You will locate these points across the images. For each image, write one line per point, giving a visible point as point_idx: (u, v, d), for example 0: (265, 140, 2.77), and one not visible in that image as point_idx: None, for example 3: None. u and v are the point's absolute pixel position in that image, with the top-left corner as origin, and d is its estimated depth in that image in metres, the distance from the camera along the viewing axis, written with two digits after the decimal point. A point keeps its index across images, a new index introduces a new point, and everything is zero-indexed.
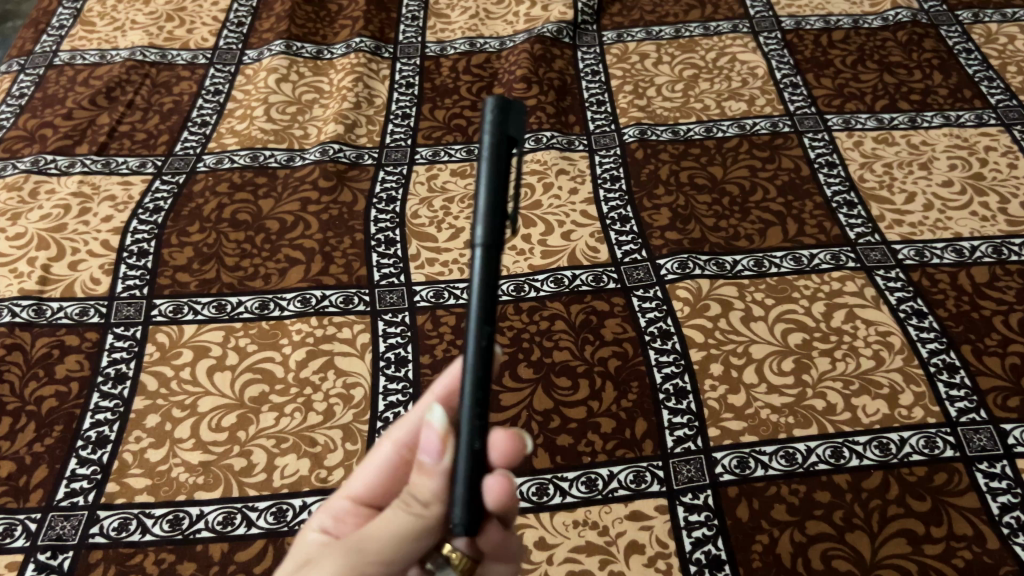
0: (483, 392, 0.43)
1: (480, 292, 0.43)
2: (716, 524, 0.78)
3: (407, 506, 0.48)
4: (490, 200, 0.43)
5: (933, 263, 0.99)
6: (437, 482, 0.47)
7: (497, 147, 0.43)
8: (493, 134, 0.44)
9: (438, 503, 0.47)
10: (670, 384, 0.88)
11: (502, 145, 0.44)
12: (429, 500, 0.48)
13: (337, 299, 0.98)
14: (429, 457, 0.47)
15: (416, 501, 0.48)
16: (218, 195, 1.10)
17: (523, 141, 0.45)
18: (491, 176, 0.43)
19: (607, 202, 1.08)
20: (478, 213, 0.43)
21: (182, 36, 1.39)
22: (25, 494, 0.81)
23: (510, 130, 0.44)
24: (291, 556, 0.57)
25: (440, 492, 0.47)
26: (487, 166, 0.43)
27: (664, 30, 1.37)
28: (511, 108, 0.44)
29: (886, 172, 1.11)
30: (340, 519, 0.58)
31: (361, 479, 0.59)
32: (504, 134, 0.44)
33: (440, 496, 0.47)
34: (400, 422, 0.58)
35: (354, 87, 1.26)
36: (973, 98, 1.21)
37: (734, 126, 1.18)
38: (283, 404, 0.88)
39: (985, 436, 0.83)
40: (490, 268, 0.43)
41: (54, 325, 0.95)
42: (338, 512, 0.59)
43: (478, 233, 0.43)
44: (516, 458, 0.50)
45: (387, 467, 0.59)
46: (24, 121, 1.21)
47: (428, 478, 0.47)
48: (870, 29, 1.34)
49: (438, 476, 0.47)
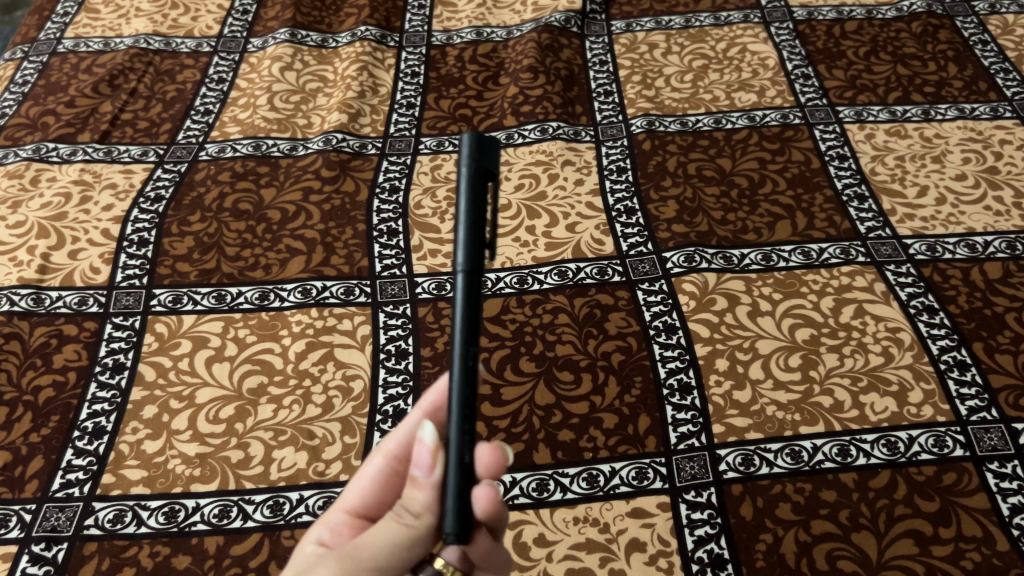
0: (469, 409, 0.44)
1: (463, 313, 0.43)
2: (719, 522, 0.76)
3: (399, 517, 0.48)
4: (469, 226, 0.43)
5: (945, 258, 0.97)
6: (428, 495, 0.46)
7: (475, 176, 0.44)
8: (470, 168, 0.44)
9: (429, 514, 0.47)
10: (675, 379, 0.87)
11: (479, 179, 0.44)
12: (420, 509, 0.47)
13: (338, 291, 0.97)
14: (421, 470, 0.46)
15: (407, 513, 0.47)
16: (219, 184, 1.09)
17: (500, 174, 0.45)
18: (473, 203, 0.43)
19: (613, 194, 1.07)
20: (457, 246, 0.43)
21: (187, 24, 1.37)
22: (21, 484, 0.81)
23: (487, 164, 0.44)
24: (289, 568, 0.56)
25: (432, 503, 0.46)
26: (467, 194, 0.44)
27: (674, 20, 1.35)
28: (487, 142, 0.45)
29: (898, 165, 1.08)
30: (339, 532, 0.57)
31: (356, 490, 0.59)
32: (483, 165, 0.44)
33: (433, 506, 0.46)
34: (391, 434, 0.57)
35: (358, 75, 1.25)
36: (988, 90, 1.19)
37: (744, 118, 1.16)
38: (282, 396, 0.87)
39: (995, 435, 0.81)
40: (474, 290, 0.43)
41: (53, 314, 0.94)
42: (336, 524, 0.58)
43: (461, 258, 0.43)
44: (498, 470, 0.49)
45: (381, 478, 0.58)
46: (26, 108, 1.21)
47: (418, 490, 0.46)
48: (883, 20, 1.31)
49: (429, 489, 0.46)
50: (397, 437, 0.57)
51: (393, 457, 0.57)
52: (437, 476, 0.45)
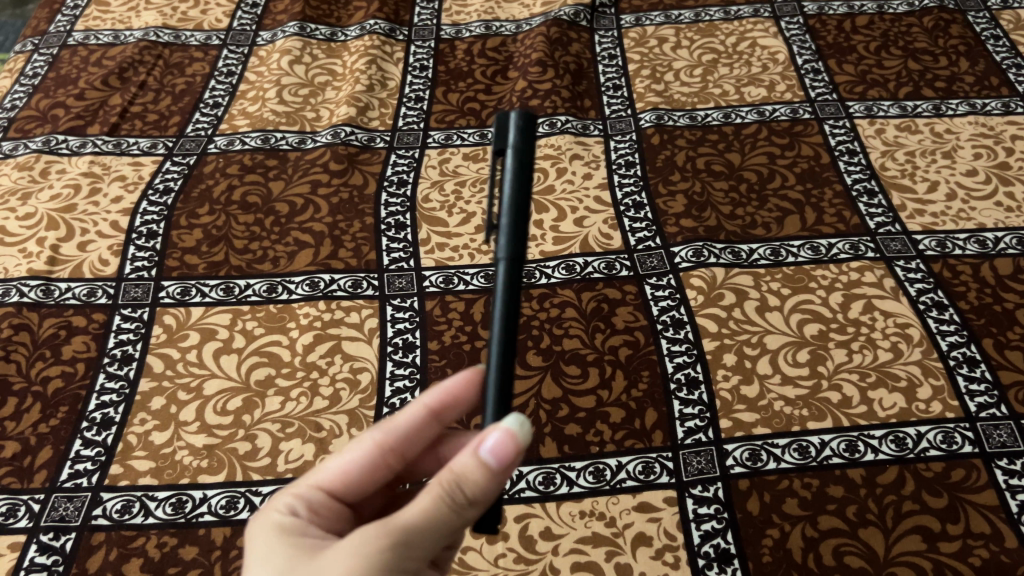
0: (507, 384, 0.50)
1: (504, 281, 0.51)
2: (726, 517, 0.76)
3: (451, 501, 0.45)
4: (514, 224, 0.52)
5: (955, 254, 0.97)
6: (491, 484, 0.46)
7: (518, 183, 0.53)
8: (514, 174, 0.53)
9: (481, 504, 0.46)
10: (682, 374, 0.87)
11: (522, 183, 0.53)
12: (476, 497, 0.46)
13: (346, 284, 0.97)
14: (496, 459, 0.45)
15: (463, 498, 0.46)
16: (228, 176, 1.09)
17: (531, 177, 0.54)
18: (516, 175, 0.53)
19: (621, 188, 1.06)
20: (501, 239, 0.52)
21: (196, 17, 1.38)
22: (30, 475, 0.81)
23: (526, 169, 0.53)
24: (260, 543, 0.50)
25: (491, 494, 0.46)
26: (510, 168, 0.53)
27: (683, 14, 1.34)
28: (527, 153, 0.54)
29: (908, 160, 1.08)
30: (315, 511, 0.53)
31: (332, 467, 0.54)
32: (526, 139, 0.54)
33: (488, 496, 0.46)
34: (388, 424, 0.54)
35: (367, 69, 1.25)
36: (1000, 86, 1.18)
37: (754, 112, 1.16)
38: (289, 388, 0.87)
39: (1005, 432, 0.81)
40: (513, 259, 0.51)
41: (62, 306, 0.95)
42: (312, 501, 0.53)
43: (504, 246, 0.51)
44: None
45: (370, 466, 0.54)
46: (37, 101, 1.21)
47: (488, 478, 0.46)
48: (895, 14, 1.30)
49: (498, 479, 0.46)
50: (397, 428, 0.54)
51: (384, 446, 0.54)
52: (502, 469, 0.46)
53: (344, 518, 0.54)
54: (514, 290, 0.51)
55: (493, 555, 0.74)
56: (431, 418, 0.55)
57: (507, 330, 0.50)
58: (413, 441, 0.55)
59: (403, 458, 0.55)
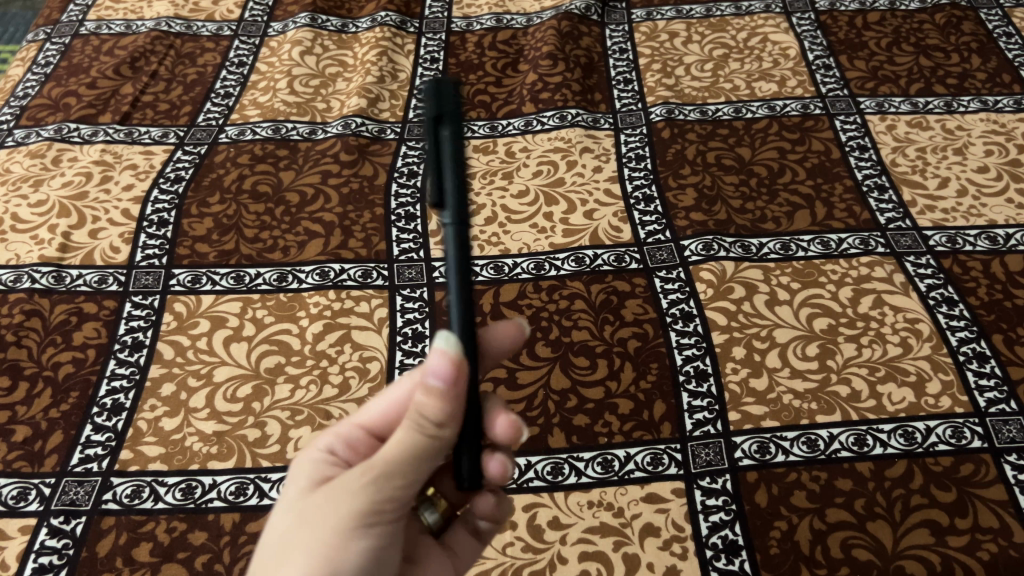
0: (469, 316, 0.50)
1: (455, 248, 0.50)
2: (733, 509, 0.76)
3: (419, 428, 0.50)
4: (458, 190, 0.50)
5: (965, 250, 0.97)
6: (442, 406, 0.49)
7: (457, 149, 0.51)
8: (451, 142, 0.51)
9: (450, 426, 0.50)
10: (691, 366, 0.87)
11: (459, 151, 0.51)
12: (442, 420, 0.50)
13: (356, 274, 0.98)
14: (438, 379, 0.48)
15: (428, 424, 0.50)
16: (239, 166, 1.10)
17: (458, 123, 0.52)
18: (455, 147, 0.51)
19: (631, 181, 1.07)
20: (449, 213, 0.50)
21: (207, 8, 1.38)
22: (40, 459, 0.82)
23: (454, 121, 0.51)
24: (296, 471, 0.59)
25: (449, 414, 0.49)
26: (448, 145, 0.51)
27: (695, 9, 1.34)
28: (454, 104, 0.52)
29: (919, 156, 1.08)
30: (352, 448, 0.60)
31: (377, 408, 0.61)
32: (437, 110, 0.52)
33: (454, 417, 0.50)
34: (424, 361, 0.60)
35: (378, 60, 1.25)
36: (1012, 83, 1.17)
37: (764, 107, 1.15)
38: (299, 375, 0.88)
39: (1014, 427, 0.81)
40: (461, 222, 0.50)
41: (73, 292, 0.95)
42: (351, 439, 0.60)
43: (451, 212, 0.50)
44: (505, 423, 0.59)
45: (409, 403, 0.61)
46: (48, 89, 1.22)
47: (432, 396, 0.49)
48: (906, 11, 1.30)
49: (444, 395, 0.49)
50: None
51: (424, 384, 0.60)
52: (449, 387, 0.49)
53: None
54: (464, 249, 0.50)
55: (501, 543, 0.74)
56: None
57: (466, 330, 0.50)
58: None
59: None
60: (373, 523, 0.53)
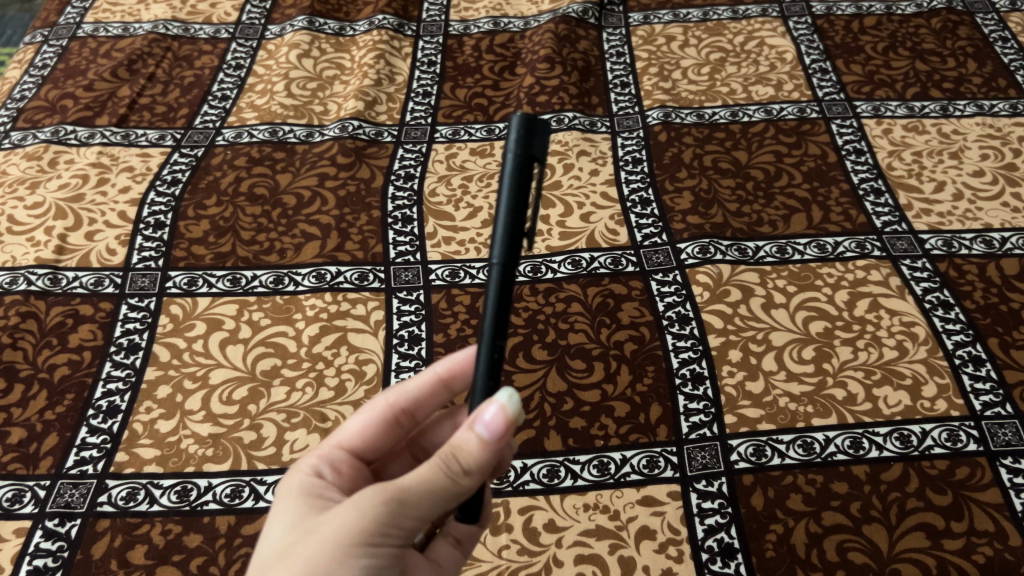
0: (494, 367, 0.52)
1: (496, 292, 0.50)
2: (729, 512, 0.76)
3: (448, 470, 0.50)
4: (507, 228, 0.49)
5: (961, 254, 0.97)
6: (481, 452, 0.50)
7: (516, 193, 0.49)
8: (512, 185, 0.49)
9: (478, 474, 0.51)
10: (687, 369, 0.87)
11: (518, 196, 0.49)
12: (471, 467, 0.50)
13: (352, 276, 0.98)
14: (486, 430, 0.50)
15: (457, 466, 0.50)
16: (236, 168, 1.10)
17: (542, 160, 0.50)
18: (512, 188, 0.49)
19: (628, 184, 1.07)
20: (494, 257, 0.50)
21: (205, 10, 1.38)
22: (35, 461, 0.81)
23: (531, 156, 0.49)
24: (285, 492, 0.57)
25: (484, 462, 0.50)
26: (511, 184, 0.49)
27: (692, 13, 1.34)
28: (533, 139, 0.49)
29: (915, 160, 1.08)
30: (338, 471, 0.60)
31: (354, 429, 0.62)
32: (529, 149, 0.49)
33: (482, 467, 0.51)
34: (398, 386, 0.62)
35: (376, 64, 1.26)
36: (1007, 87, 1.18)
37: (761, 111, 1.16)
38: (295, 378, 0.87)
39: (1010, 431, 0.81)
40: (505, 269, 0.49)
41: (69, 294, 0.95)
42: (335, 461, 0.60)
43: (496, 255, 0.49)
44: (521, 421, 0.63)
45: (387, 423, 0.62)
46: (46, 91, 1.21)
47: (476, 446, 0.50)
48: (903, 15, 1.31)
49: (488, 447, 0.50)
50: (413, 387, 0.62)
51: (396, 407, 0.62)
52: (496, 440, 0.50)
53: (362, 475, 0.61)
54: (504, 299, 0.50)
55: (497, 546, 0.74)
56: (438, 383, 0.63)
57: (490, 371, 0.51)
58: (422, 402, 0.63)
59: (413, 417, 0.63)
60: (379, 544, 0.50)
